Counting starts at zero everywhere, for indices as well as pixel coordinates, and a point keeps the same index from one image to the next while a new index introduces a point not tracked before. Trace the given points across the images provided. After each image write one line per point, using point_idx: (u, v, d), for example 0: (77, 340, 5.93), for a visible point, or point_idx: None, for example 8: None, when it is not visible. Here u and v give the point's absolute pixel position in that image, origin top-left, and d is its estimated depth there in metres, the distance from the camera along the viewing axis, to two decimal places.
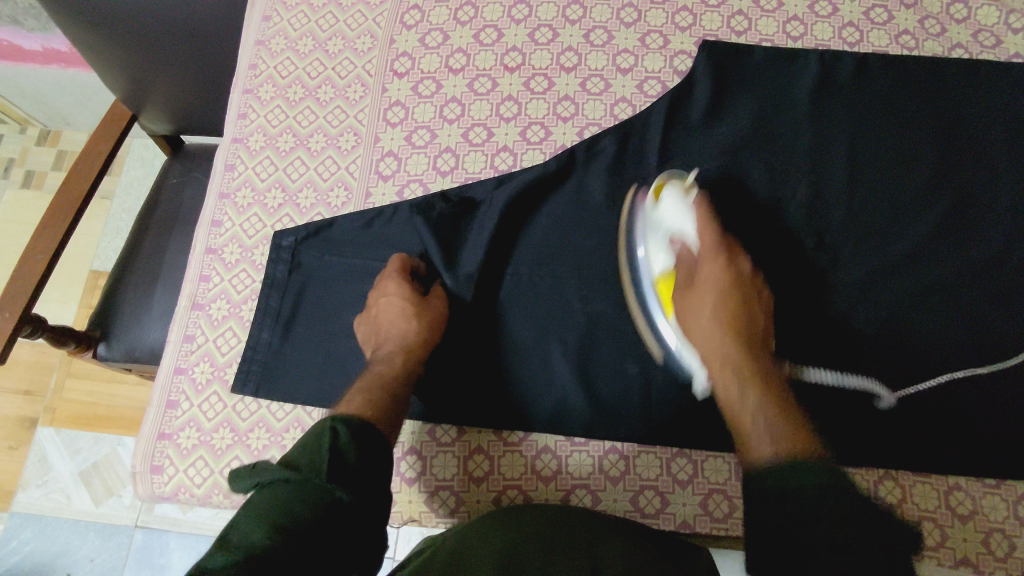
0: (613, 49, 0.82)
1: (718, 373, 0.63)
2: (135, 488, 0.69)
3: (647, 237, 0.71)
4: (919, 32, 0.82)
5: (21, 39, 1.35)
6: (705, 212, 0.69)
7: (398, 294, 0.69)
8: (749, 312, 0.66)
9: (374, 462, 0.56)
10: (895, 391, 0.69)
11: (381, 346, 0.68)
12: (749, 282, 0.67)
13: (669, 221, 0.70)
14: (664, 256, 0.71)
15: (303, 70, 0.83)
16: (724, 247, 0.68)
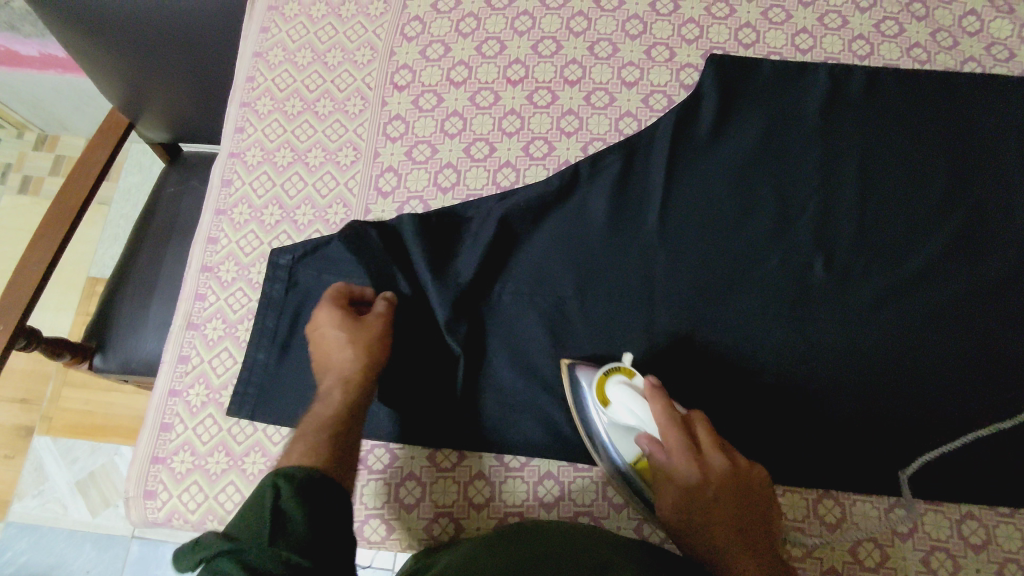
0: (618, 62, 0.80)
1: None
2: (128, 512, 0.68)
3: (612, 435, 0.65)
4: (930, 45, 0.81)
5: (18, 44, 1.34)
6: (659, 407, 0.60)
7: (331, 322, 0.65)
8: (736, 515, 0.56)
9: (331, 512, 0.50)
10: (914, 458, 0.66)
11: (324, 379, 0.64)
12: (730, 481, 0.57)
13: (628, 421, 0.63)
14: (632, 450, 0.64)
15: (302, 83, 0.81)
16: (689, 442, 0.59)
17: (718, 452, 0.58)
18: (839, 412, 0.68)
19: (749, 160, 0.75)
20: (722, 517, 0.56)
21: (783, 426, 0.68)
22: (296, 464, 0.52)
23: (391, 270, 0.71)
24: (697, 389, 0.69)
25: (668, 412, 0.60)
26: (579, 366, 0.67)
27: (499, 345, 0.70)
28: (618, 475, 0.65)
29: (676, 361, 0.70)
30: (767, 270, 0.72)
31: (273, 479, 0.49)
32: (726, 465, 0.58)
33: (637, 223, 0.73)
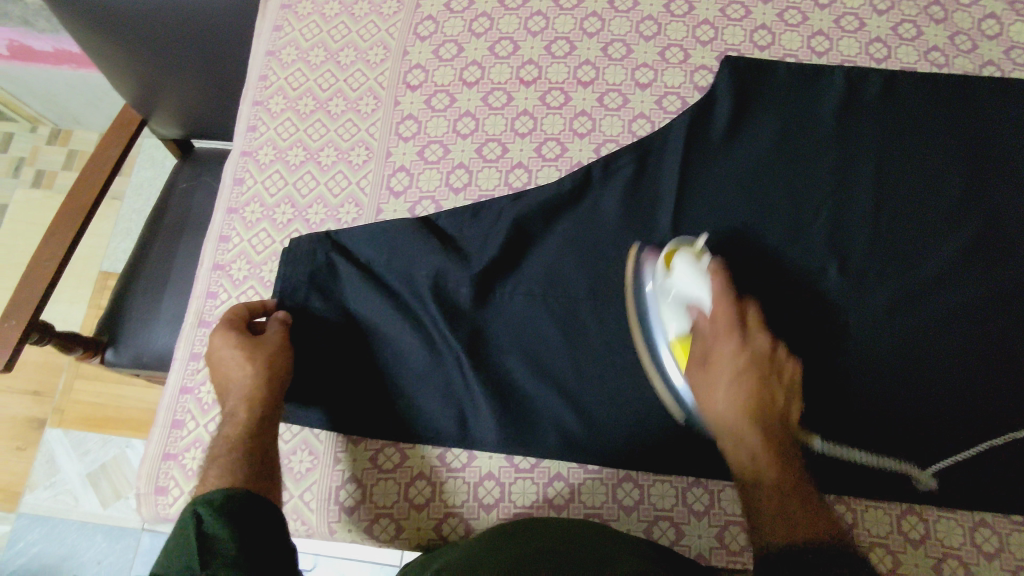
0: (632, 63, 0.80)
1: (733, 450, 0.58)
2: (140, 508, 0.68)
3: (660, 307, 0.68)
4: (948, 48, 0.80)
5: (32, 39, 1.34)
6: (718, 283, 0.65)
7: (227, 344, 0.65)
8: (766, 390, 0.60)
9: (255, 531, 0.52)
10: (934, 467, 0.66)
11: (227, 401, 0.64)
12: (767, 358, 0.62)
13: (682, 291, 0.66)
14: (679, 323, 0.66)
15: (315, 82, 0.81)
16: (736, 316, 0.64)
17: (765, 332, 0.63)
18: (858, 417, 0.67)
19: (763, 161, 0.75)
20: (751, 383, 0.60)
21: (822, 339, 0.70)
22: (213, 491, 0.54)
23: (312, 279, 0.71)
24: (760, 295, 0.71)
25: (724, 288, 0.65)
26: (649, 253, 0.71)
27: (509, 346, 0.70)
28: (655, 359, 0.68)
29: (737, 266, 0.72)
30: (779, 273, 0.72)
31: (194, 507, 0.50)
32: (768, 345, 0.63)
33: (650, 225, 0.73)
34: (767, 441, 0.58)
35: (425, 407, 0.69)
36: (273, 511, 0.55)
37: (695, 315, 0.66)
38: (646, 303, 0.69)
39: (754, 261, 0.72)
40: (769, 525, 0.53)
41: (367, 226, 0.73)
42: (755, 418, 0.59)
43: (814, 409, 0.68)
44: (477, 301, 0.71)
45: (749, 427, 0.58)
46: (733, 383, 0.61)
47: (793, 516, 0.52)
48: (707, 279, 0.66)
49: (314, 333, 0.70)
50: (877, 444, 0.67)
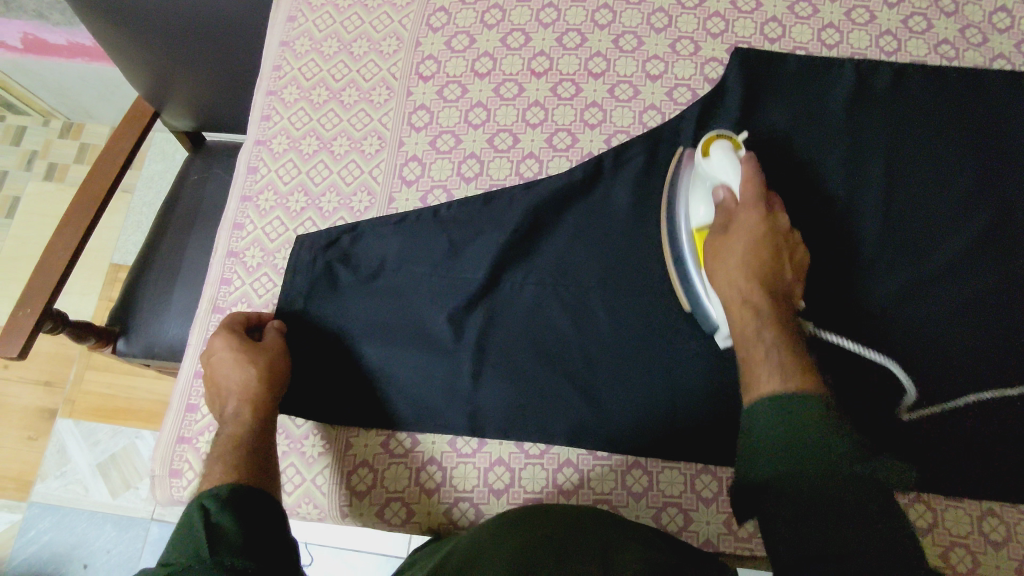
0: (643, 55, 0.80)
1: (735, 310, 0.62)
2: (154, 491, 0.69)
3: (689, 187, 0.70)
4: (959, 41, 0.80)
5: (46, 33, 1.35)
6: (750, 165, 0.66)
7: (226, 346, 0.67)
8: (778, 263, 0.63)
9: (259, 519, 0.54)
10: (919, 411, 0.67)
11: (226, 404, 0.65)
12: (784, 237, 0.64)
13: (710, 173, 0.67)
14: (703, 205, 0.68)
15: (328, 72, 0.82)
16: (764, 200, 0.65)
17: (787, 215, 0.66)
18: (865, 402, 0.68)
19: (772, 152, 0.75)
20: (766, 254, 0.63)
21: (845, 248, 0.72)
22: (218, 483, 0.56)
23: (313, 276, 0.72)
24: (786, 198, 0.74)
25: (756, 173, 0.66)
26: (689, 148, 0.72)
27: (520, 333, 0.71)
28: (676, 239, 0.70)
29: (772, 177, 0.75)
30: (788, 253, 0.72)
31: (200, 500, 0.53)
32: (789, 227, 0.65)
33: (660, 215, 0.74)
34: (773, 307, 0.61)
35: (441, 391, 0.70)
36: (275, 500, 0.58)
37: (720, 197, 0.67)
38: (676, 185, 0.71)
39: (783, 177, 0.75)
40: (766, 373, 0.56)
41: (378, 218, 0.74)
42: (762, 284, 0.62)
43: (820, 308, 0.71)
44: (488, 289, 0.72)
45: (758, 291, 0.61)
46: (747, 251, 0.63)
47: (791, 367, 0.56)
48: (741, 168, 0.66)
49: (308, 338, 0.71)
50: (887, 401, 0.68)
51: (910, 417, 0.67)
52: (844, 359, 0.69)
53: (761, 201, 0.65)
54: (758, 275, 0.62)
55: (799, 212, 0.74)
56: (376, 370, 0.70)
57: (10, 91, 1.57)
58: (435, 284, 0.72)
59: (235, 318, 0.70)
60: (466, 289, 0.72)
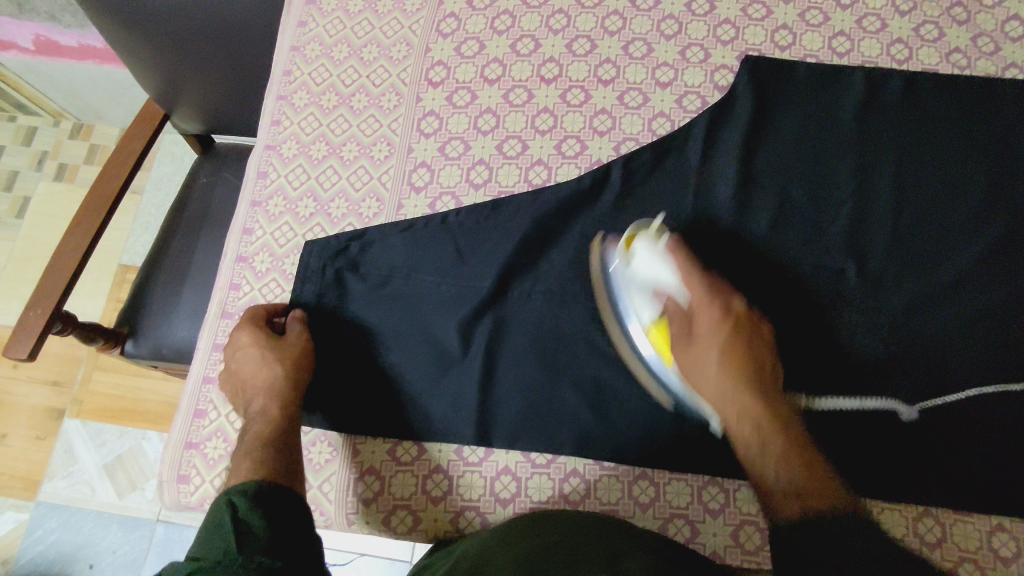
0: (653, 62, 0.80)
1: (736, 423, 0.62)
2: (161, 496, 0.69)
3: (629, 293, 0.69)
4: (971, 50, 0.79)
5: (57, 35, 1.36)
6: (683, 261, 0.68)
7: (253, 343, 0.68)
8: (752, 353, 0.64)
9: (286, 518, 0.57)
10: (922, 404, 0.68)
11: (252, 401, 0.67)
12: (746, 320, 0.66)
13: (649, 275, 0.68)
14: (649, 310, 0.68)
15: (338, 77, 0.82)
16: (713, 291, 0.67)
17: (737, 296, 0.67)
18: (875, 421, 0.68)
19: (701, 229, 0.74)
20: (737, 350, 0.64)
21: (810, 315, 0.71)
22: (246, 480, 0.59)
23: (330, 280, 0.73)
24: (723, 267, 0.73)
25: (693, 266, 0.67)
26: (608, 243, 0.72)
27: (527, 341, 0.71)
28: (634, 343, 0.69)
29: (710, 243, 0.74)
30: (793, 277, 0.72)
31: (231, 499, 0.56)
32: (744, 308, 0.66)
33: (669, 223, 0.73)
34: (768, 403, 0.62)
35: (451, 398, 0.70)
36: (300, 498, 0.60)
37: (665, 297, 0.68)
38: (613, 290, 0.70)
39: (725, 244, 0.73)
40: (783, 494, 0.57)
41: (386, 224, 0.74)
42: (747, 381, 0.63)
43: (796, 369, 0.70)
44: (496, 296, 0.72)
45: (747, 396, 0.62)
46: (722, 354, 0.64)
47: (804, 481, 0.57)
48: (669, 261, 0.67)
49: (328, 337, 0.72)
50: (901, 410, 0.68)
51: (915, 412, 0.68)
52: (829, 421, 0.68)
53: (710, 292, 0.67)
54: (740, 377, 0.63)
55: (743, 280, 0.72)
56: (386, 377, 0.70)
57: (21, 92, 1.58)
58: (443, 291, 0.72)
59: (253, 314, 0.71)
60: (475, 296, 0.72)
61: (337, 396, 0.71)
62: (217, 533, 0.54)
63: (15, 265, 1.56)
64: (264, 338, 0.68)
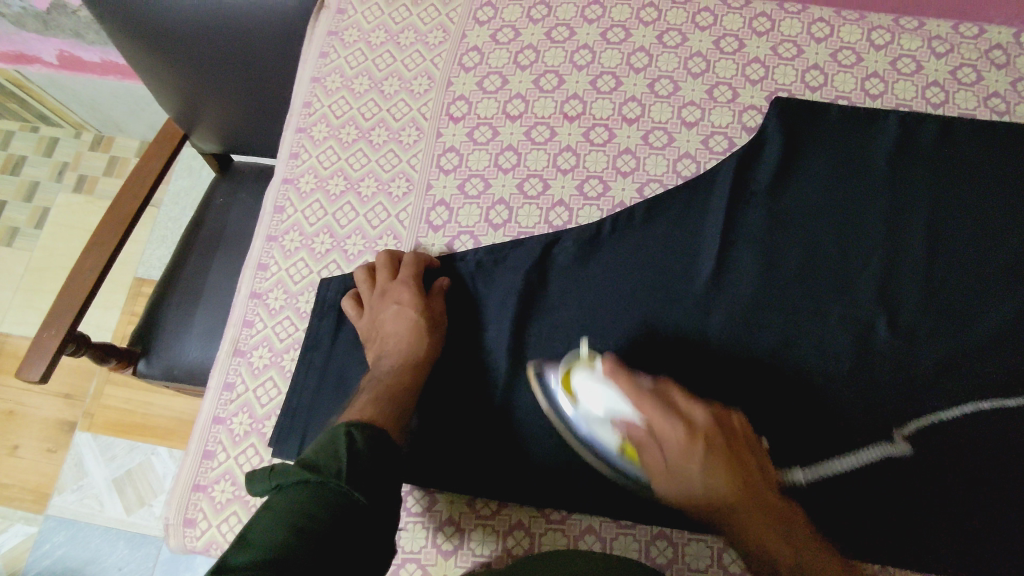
0: (679, 101, 0.78)
1: (737, 537, 0.55)
2: (168, 538, 0.67)
3: (586, 426, 0.61)
4: (1010, 95, 0.76)
5: (80, 51, 1.35)
6: (630, 391, 0.57)
7: (392, 305, 0.68)
8: (735, 464, 0.55)
9: (389, 470, 0.56)
10: (912, 425, 0.66)
11: (383, 357, 0.67)
12: (713, 434, 0.56)
13: (598, 413, 0.59)
14: (614, 437, 0.59)
15: (357, 111, 0.81)
16: (667, 408, 0.56)
17: (696, 405, 0.57)
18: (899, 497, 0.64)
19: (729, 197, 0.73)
20: (721, 460, 0.55)
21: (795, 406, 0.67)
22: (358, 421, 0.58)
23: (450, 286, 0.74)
24: (684, 373, 0.68)
25: (640, 393, 0.57)
26: (544, 369, 0.65)
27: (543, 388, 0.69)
28: (605, 463, 0.62)
29: (646, 360, 0.69)
30: (807, 336, 0.69)
31: (349, 430, 0.56)
32: (707, 420, 0.56)
33: (693, 270, 0.71)
34: (763, 514, 0.54)
35: (471, 441, 0.68)
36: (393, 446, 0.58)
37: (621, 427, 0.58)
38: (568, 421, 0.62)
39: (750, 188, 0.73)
40: None
41: (474, 249, 0.74)
42: (739, 499, 0.54)
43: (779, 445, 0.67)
44: (514, 341, 0.70)
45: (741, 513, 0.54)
46: (708, 473, 0.54)
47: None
48: (613, 389, 0.58)
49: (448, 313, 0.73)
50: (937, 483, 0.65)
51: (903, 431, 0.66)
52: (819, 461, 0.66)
53: (668, 413, 0.56)
54: (730, 495, 0.54)
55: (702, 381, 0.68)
56: (438, 425, 0.69)
57: (44, 103, 1.58)
58: (457, 331, 0.72)
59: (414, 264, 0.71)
60: (489, 338, 0.71)
61: (446, 377, 0.71)
62: (332, 452, 0.54)
63: (31, 275, 1.56)
64: (420, 301, 0.69)
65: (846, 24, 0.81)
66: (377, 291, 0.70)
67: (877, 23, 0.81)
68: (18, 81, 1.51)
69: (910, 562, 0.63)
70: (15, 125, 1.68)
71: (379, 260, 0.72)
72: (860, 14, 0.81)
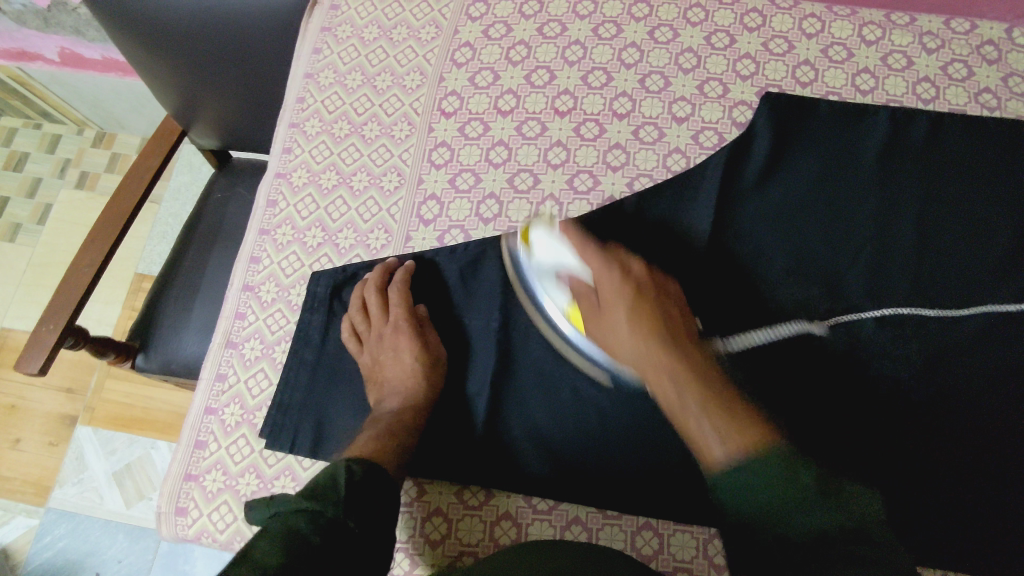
0: (669, 97, 0.79)
1: (649, 377, 0.58)
2: (159, 527, 0.68)
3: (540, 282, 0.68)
4: (1001, 90, 0.76)
5: (82, 48, 1.37)
6: (576, 237, 0.65)
7: (393, 355, 0.68)
8: (657, 311, 0.61)
9: (379, 507, 0.56)
10: (834, 319, 0.69)
11: (386, 400, 0.67)
12: (646, 285, 0.62)
13: (552, 263, 0.66)
14: (565, 298, 0.67)
15: (350, 106, 0.82)
16: (607, 255, 0.64)
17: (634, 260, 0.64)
18: (932, 472, 0.65)
19: (723, 187, 0.73)
20: (642, 304, 0.61)
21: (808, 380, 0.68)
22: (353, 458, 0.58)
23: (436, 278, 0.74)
24: None
25: (585, 240, 0.65)
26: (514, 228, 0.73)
27: (531, 379, 0.69)
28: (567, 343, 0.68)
29: None
30: (796, 329, 0.69)
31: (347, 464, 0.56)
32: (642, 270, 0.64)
33: (681, 265, 0.72)
34: (676, 349, 0.58)
35: (458, 433, 0.69)
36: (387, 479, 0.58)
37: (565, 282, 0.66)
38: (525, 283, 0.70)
39: (739, 180, 0.74)
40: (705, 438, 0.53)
41: (460, 243, 0.74)
42: (660, 339, 0.59)
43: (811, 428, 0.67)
44: (504, 333, 0.71)
45: (654, 346, 0.58)
46: (629, 318, 0.60)
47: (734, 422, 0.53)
48: (564, 241, 0.65)
49: (433, 304, 0.74)
50: (937, 459, 0.65)
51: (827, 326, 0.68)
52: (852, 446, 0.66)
53: (602, 261, 0.64)
54: (648, 335, 0.59)
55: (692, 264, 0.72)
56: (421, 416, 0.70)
57: (46, 100, 1.60)
58: (448, 324, 0.73)
59: (405, 301, 0.71)
60: (478, 332, 0.72)
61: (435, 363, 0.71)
62: (329, 487, 0.53)
63: (33, 271, 1.58)
64: (415, 345, 0.68)
65: (837, 20, 0.81)
66: (376, 339, 0.70)
67: (868, 19, 0.81)
68: (20, 78, 1.52)
69: (928, 512, 0.64)
70: (19, 122, 1.70)
71: (370, 301, 0.71)
72: (851, 10, 0.82)
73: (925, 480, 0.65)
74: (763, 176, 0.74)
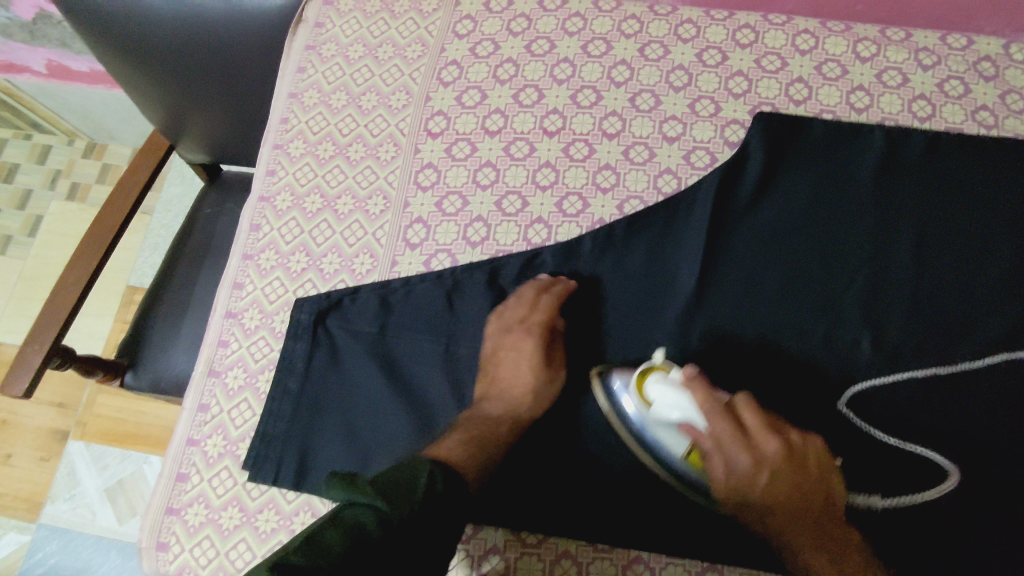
0: (660, 116, 0.77)
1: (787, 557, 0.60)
2: (140, 562, 0.67)
3: (654, 432, 0.63)
4: (998, 108, 0.75)
5: (70, 60, 1.35)
6: (705, 403, 0.60)
7: (526, 361, 0.66)
8: (797, 485, 0.60)
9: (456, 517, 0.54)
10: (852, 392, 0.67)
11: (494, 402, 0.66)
12: (784, 464, 0.60)
13: (674, 417, 0.62)
14: (682, 445, 0.63)
15: (336, 126, 0.80)
16: (739, 431, 0.60)
17: (769, 432, 0.60)
18: (927, 506, 0.64)
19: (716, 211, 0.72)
20: (781, 487, 0.60)
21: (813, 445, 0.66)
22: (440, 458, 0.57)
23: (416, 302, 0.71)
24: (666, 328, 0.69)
25: (716, 409, 0.60)
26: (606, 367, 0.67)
27: None
28: (669, 469, 0.64)
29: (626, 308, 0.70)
30: (789, 360, 0.68)
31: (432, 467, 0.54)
32: (779, 446, 0.60)
33: (672, 290, 0.71)
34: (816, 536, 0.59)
35: None
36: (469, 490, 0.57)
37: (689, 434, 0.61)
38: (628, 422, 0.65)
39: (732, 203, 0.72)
40: None
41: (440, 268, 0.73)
42: (801, 520, 0.60)
43: None
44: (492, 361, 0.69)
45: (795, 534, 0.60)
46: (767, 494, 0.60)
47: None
48: (689, 403, 0.61)
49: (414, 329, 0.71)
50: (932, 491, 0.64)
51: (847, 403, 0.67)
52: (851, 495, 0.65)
53: (734, 436, 0.60)
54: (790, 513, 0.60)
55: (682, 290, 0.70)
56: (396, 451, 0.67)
57: (35, 111, 1.58)
58: None
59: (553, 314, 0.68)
60: (463, 359, 0.70)
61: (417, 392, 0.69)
62: (407, 486, 0.52)
63: (24, 284, 1.56)
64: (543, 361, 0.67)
65: (831, 36, 0.79)
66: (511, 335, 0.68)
67: (862, 34, 0.79)
68: (8, 90, 1.51)
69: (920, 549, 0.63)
70: (9, 133, 1.68)
71: (525, 295, 0.69)
72: (845, 25, 0.80)
73: (918, 518, 0.64)
74: (755, 199, 0.72)
